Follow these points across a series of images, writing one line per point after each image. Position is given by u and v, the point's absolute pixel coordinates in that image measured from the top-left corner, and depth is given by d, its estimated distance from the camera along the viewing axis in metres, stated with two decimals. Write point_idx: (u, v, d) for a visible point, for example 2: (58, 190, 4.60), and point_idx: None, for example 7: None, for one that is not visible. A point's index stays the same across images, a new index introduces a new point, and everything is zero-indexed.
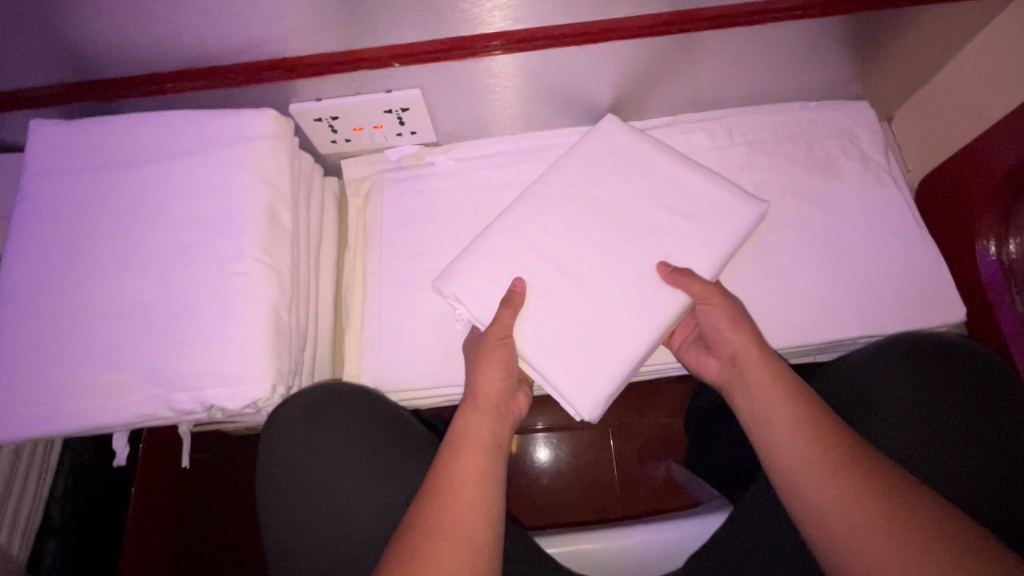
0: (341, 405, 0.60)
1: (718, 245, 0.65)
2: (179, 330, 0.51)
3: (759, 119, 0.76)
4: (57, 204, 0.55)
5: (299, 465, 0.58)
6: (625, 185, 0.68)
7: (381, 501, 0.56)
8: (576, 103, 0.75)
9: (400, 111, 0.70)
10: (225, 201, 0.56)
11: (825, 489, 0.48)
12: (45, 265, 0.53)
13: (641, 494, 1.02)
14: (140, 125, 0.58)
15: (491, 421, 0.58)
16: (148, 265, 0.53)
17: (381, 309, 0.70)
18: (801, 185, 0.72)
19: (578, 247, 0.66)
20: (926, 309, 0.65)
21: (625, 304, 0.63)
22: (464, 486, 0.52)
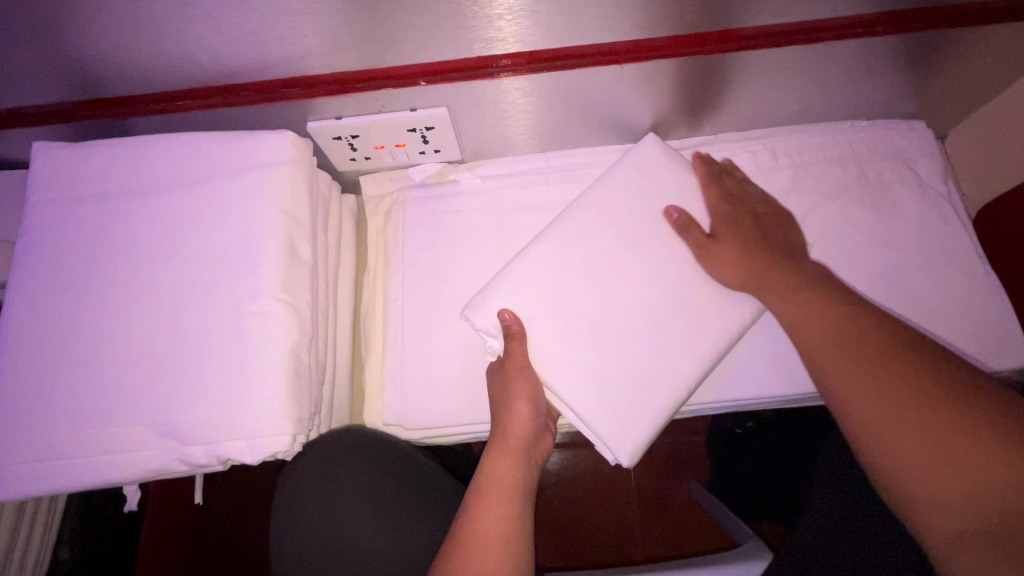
0: (358, 457, 0.56)
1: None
2: (192, 376, 0.48)
3: (806, 139, 0.71)
4: (62, 238, 0.52)
5: (312, 523, 0.54)
6: (663, 213, 0.64)
7: (403, 559, 0.53)
8: (612, 122, 0.71)
9: (424, 130, 0.66)
10: (241, 233, 0.52)
11: (846, 365, 0.50)
12: (50, 306, 0.49)
13: (663, 520, 0.99)
14: (150, 150, 0.54)
15: (517, 466, 0.55)
16: (158, 305, 0.50)
17: (403, 339, 0.67)
18: (852, 213, 0.67)
19: (613, 279, 0.61)
20: (986, 352, 0.61)
21: (665, 341, 0.60)
22: (489, 541, 0.48)
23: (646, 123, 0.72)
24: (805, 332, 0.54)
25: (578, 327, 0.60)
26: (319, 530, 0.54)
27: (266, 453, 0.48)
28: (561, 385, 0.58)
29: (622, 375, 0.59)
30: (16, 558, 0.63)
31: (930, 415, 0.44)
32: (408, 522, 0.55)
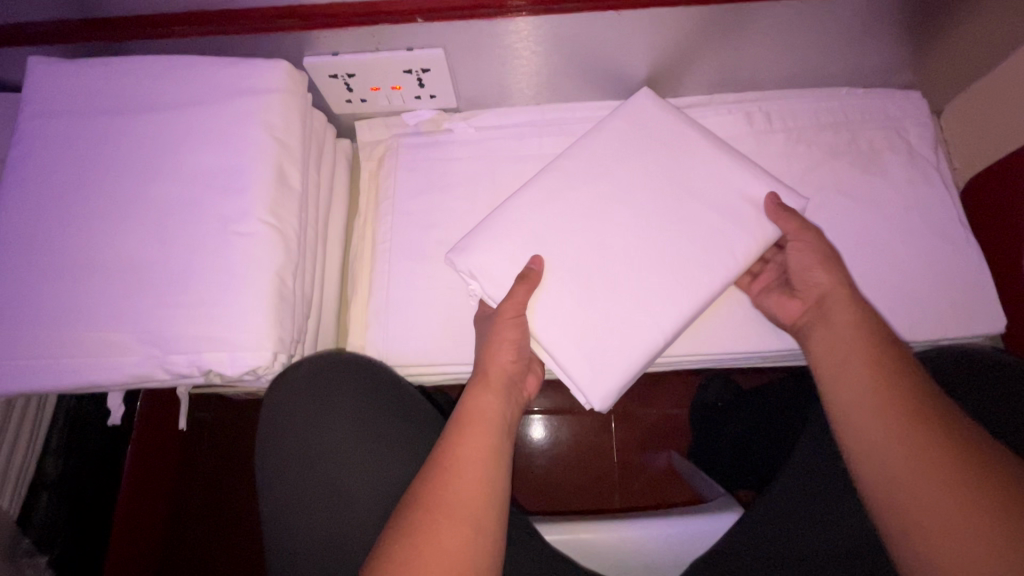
0: (344, 376, 0.57)
1: (744, 237, 0.61)
2: (178, 291, 0.49)
3: (801, 104, 0.71)
4: (55, 149, 0.52)
5: (301, 439, 0.56)
6: (653, 166, 0.64)
7: (383, 478, 0.54)
8: (608, 77, 0.71)
9: (420, 72, 0.66)
10: (231, 155, 0.53)
11: (882, 438, 0.46)
12: (40, 213, 0.50)
13: (640, 484, 1.01)
14: (144, 69, 0.55)
15: (499, 399, 0.56)
16: (148, 219, 0.51)
17: (390, 281, 0.67)
18: (841, 178, 0.68)
19: (597, 229, 0.62)
20: (961, 317, 0.62)
21: (648, 288, 0.60)
22: (469, 467, 0.50)
23: (642, 80, 0.72)
24: (847, 387, 0.50)
25: (562, 273, 0.61)
26: (305, 446, 0.56)
27: (248, 369, 0.49)
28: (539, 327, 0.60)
29: (601, 322, 0.60)
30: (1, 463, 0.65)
31: (958, 504, 0.42)
32: (388, 442, 0.56)
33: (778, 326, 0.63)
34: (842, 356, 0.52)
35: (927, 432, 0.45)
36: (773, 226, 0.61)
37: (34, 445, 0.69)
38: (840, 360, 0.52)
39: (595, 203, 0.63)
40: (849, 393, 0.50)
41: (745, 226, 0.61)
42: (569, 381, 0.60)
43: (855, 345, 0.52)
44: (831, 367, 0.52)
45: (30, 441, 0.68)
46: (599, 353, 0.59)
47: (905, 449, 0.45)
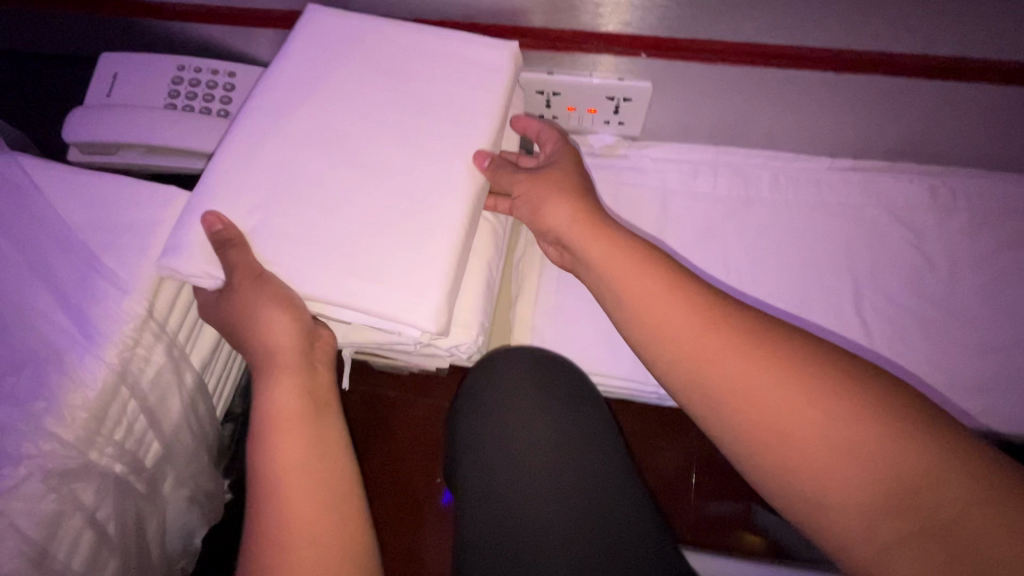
0: (541, 369, 0.64)
1: (459, 143, 0.59)
2: (387, 246, 0.54)
3: (987, 183, 0.71)
4: (320, 97, 0.60)
5: (499, 422, 0.60)
6: (357, 76, 0.61)
7: (573, 470, 0.56)
8: (793, 128, 0.74)
9: (620, 101, 0.71)
10: (450, 138, 0.59)
11: (833, 446, 0.41)
12: (290, 149, 0.57)
13: (713, 527, 1.02)
14: (403, 48, 0.63)
15: (296, 384, 0.55)
16: (377, 179, 0.57)
17: (558, 286, 0.72)
18: (1017, 265, 0.68)
19: (315, 177, 0.57)
20: None
21: (383, 222, 0.55)
22: (298, 471, 0.50)
23: (824, 138, 0.74)
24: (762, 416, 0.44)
25: (325, 231, 0.54)
26: (503, 429, 0.59)
27: (451, 339, 0.59)
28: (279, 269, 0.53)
29: (382, 265, 0.54)
30: (217, 379, 0.67)
31: (847, 488, 0.40)
32: (573, 431, 0.59)
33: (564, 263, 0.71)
34: (733, 364, 0.46)
35: (871, 436, 0.40)
36: (496, 101, 0.62)
37: (231, 379, 0.71)
38: (722, 361, 0.46)
39: (369, 130, 0.59)
40: (782, 413, 0.43)
41: (466, 124, 0.60)
42: (374, 322, 0.53)
43: (773, 382, 0.44)
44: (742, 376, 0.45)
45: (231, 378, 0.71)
46: (334, 290, 0.53)
47: (834, 446, 0.41)
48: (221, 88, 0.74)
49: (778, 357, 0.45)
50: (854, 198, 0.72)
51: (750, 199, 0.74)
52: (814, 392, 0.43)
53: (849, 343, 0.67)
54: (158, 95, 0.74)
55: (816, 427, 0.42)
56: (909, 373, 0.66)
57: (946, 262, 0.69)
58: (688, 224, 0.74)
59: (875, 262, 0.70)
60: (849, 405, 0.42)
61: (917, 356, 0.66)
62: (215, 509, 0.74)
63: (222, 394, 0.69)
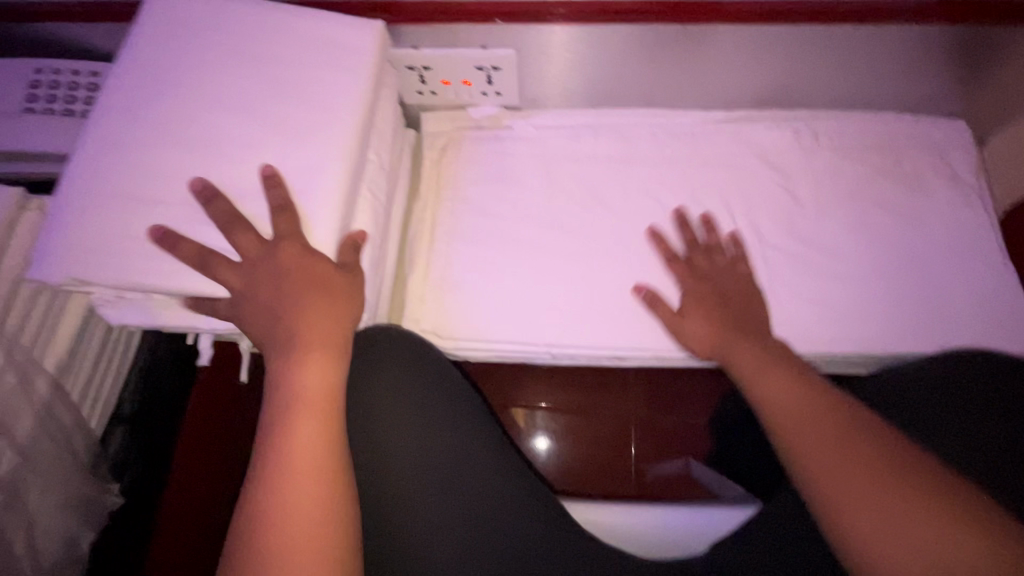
0: (392, 351, 0.59)
1: (335, 116, 0.55)
2: (254, 234, 0.50)
3: (848, 123, 0.74)
4: (167, 84, 0.54)
5: (357, 416, 0.57)
6: (222, 45, 0.56)
7: (439, 453, 0.56)
8: (665, 84, 0.76)
9: (491, 70, 0.71)
10: (323, 111, 0.55)
11: (834, 458, 0.44)
12: (138, 144, 0.52)
13: (654, 486, 1.05)
14: (257, 27, 0.57)
15: (331, 375, 0.46)
16: (249, 161, 0.53)
17: (449, 260, 0.72)
18: (885, 197, 0.71)
19: (180, 160, 0.52)
20: (999, 336, 0.65)
21: (257, 206, 0.51)
22: (310, 488, 0.41)
23: (697, 93, 0.77)
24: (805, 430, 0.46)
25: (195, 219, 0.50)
26: (361, 423, 0.57)
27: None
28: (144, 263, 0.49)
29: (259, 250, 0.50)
30: (90, 385, 0.67)
31: (865, 493, 0.42)
32: (436, 419, 0.58)
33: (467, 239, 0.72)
34: (766, 386, 0.51)
35: (860, 460, 0.43)
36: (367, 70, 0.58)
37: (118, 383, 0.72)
38: (778, 388, 0.50)
39: (237, 105, 0.54)
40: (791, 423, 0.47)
41: (341, 97, 0.56)
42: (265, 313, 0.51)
43: (805, 399, 0.48)
44: (779, 393, 0.49)
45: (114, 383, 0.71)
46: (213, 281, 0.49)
47: (840, 465, 0.43)
48: (83, 88, 0.71)
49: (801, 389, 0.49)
50: (730, 148, 0.74)
51: (632, 157, 0.75)
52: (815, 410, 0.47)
53: None
54: (13, 100, 0.70)
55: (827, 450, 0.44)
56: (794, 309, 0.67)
57: (821, 199, 0.71)
58: (575, 187, 0.74)
59: (756, 207, 0.72)
60: (838, 432, 0.45)
61: (802, 293, 0.68)
62: (99, 523, 0.71)
63: (100, 403, 0.69)
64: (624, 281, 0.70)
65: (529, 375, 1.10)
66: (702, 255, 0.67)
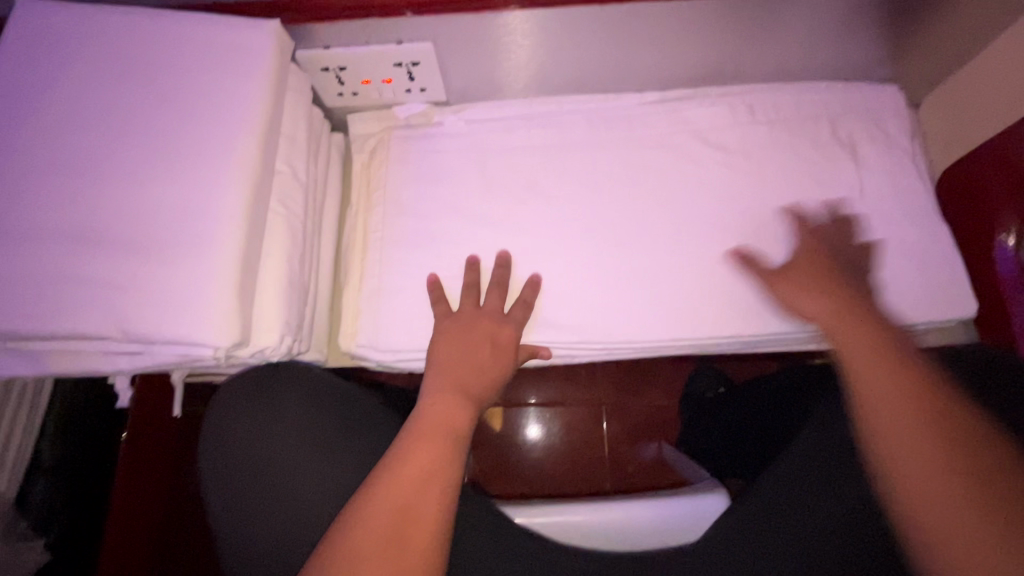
0: (286, 375, 0.59)
1: (228, 132, 0.51)
2: (144, 267, 0.47)
3: (783, 95, 0.73)
4: (51, 112, 0.51)
5: (242, 440, 0.56)
6: (97, 67, 0.52)
7: (321, 481, 0.54)
8: (595, 67, 0.73)
9: (410, 65, 0.68)
10: (216, 127, 0.51)
11: (914, 442, 0.42)
12: (25, 178, 0.49)
13: (629, 471, 1.04)
14: (141, 41, 0.53)
15: (461, 407, 0.53)
16: (136, 189, 0.49)
17: (383, 267, 0.68)
18: (822, 167, 0.69)
19: (59, 193, 0.48)
20: (937, 303, 0.65)
21: (148, 235, 0.48)
22: (414, 486, 0.46)
23: (630, 74, 0.75)
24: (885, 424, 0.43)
25: (80, 257, 0.47)
26: (247, 446, 0.56)
27: (252, 345, 0.52)
28: (25, 309, 0.45)
29: (153, 284, 0.47)
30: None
31: (930, 491, 0.40)
32: (345, 437, 0.56)
33: (533, 246, 0.69)
34: (851, 366, 0.47)
35: (944, 444, 0.41)
36: (261, 78, 0.53)
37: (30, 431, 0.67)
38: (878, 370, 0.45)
39: (118, 131, 0.51)
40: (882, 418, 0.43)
41: (234, 111, 0.52)
42: (165, 347, 0.47)
43: (882, 379, 0.45)
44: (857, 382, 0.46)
45: (25, 430, 0.67)
46: (101, 319, 0.46)
47: (917, 444, 0.42)
48: None
49: (884, 365, 0.46)
50: (666, 130, 0.73)
51: (566, 146, 0.73)
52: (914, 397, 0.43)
53: (678, 272, 0.67)
54: None
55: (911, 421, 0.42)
56: (739, 290, 0.66)
57: (759, 177, 0.70)
58: (509, 181, 0.71)
59: (695, 189, 0.70)
60: (948, 454, 0.41)
61: (746, 273, 0.66)
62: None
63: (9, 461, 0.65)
64: (566, 276, 0.67)
65: None
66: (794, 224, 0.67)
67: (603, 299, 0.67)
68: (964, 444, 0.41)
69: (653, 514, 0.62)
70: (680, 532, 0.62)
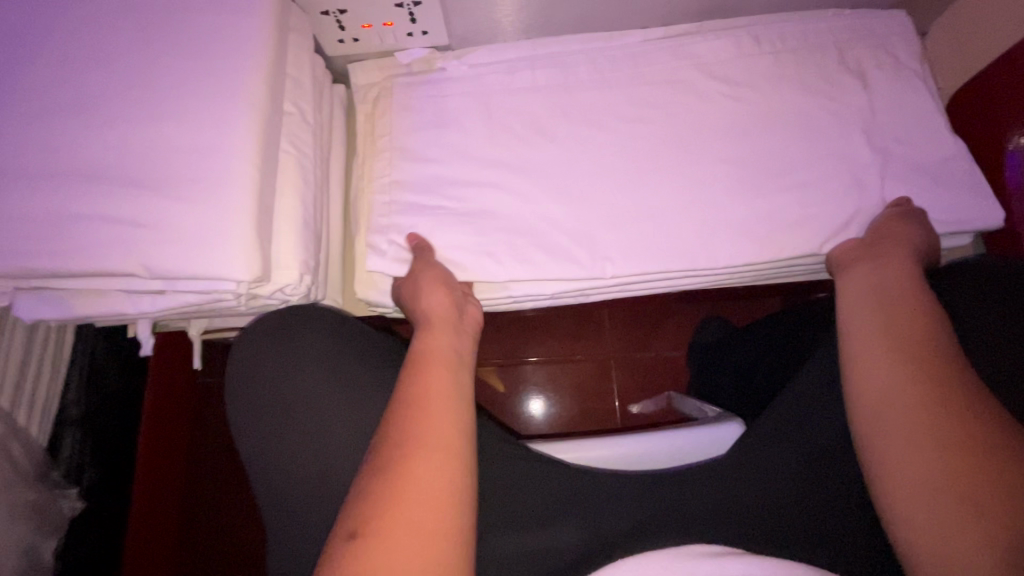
0: (305, 318, 0.59)
1: (235, 69, 0.51)
2: (161, 204, 0.47)
3: (788, 26, 0.72)
4: (56, 53, 0.50)
5: (269, 383, 0.57)
6: (98, 8, 0.51)
7: (350, 417, 0.55)
8: (598, 4, 0.72)
9: (411, 5, 0.66)
10: (222, 63, 0.51)
11: (888, 411, 0.45)
12: (34, 119, 0.48)
13: (639, 419, 1.06)
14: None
15: (448, 339, 0.55)
16: (145, 127, 0.49)
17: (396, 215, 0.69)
18: (831, 95, 0.69)
19: (69, 134, 0.48)
20: (948, 227, 0.65)
21: (161, 172, 0.48)
22: (440, 410, 0.47)
23: (633, 10, 0.73)
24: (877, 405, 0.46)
25: (97, 195, 0.47)
26: (275, 386, 0.57)
27: (272, 284, 0.53)
28: (45, 247, 0.45)
29: (170, 219, 0.47)
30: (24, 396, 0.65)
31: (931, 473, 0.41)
32: (362, 374, 0.57)
33: (544, 187, 0.68)
34: (863, 348, 0.49)
35: (928, 417, 0.43)
36: (264, 13, 0.52)
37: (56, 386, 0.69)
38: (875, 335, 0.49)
39: (123, 71, 0.50)
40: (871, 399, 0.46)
41: (241, 47, 0.51)
42: (187, 283, 0.47)
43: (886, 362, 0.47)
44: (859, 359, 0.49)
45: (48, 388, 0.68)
46: (120, 255, 0.46)
47: (898, 417, 0.44)
48: None
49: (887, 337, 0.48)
50: (671, 65, 0.72)
51: (571, 87, 0.72)
52: (915, 372, 0.45)
53: (689, 206, 0.67)
54: None
55: (886, 389, 0.46)
56: (750, 221, 0.66)
57: (766, 109, 0.69)
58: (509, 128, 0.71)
59: (703, 124, 0.69)
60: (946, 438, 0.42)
61: (758, 204, 0.66)
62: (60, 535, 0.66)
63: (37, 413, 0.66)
64: (579, 215, 0.67)
65: (506, 329, 1.09)
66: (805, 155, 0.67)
67: (615, 236, 0.67)
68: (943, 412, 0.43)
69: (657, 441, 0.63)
70: (684, 458, 0.63)
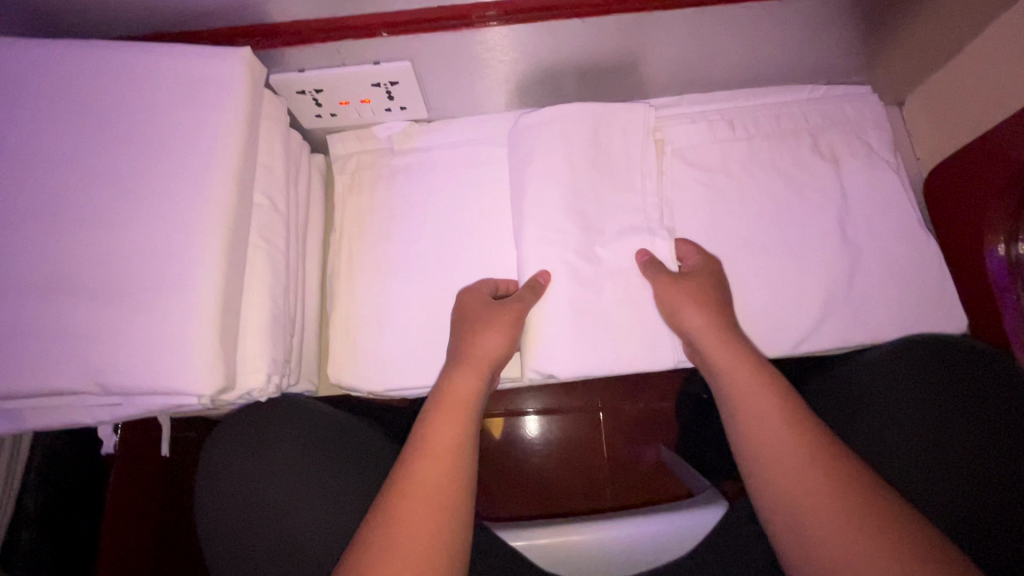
0: (278, 411, 0.58)
1: (202, 169, 0.49)
2: (121, 318, 0.45)
3: (766, 103, 0.72)
4: (14, 153, 0.49)
5: (238, 477, 0.54)
6: (60, 107, 0.50)
7: (323, 515, 0.53)
8: (577, 81, 0.71)
9: (389, 86, 0.65)
10: (187, 166, 0.49)
11: (793, 489, 0.47)
12: None
13: (629, 480, 1.00)
14: (104, 75, 0.50)
15: (476, 382, 0.56)
16: (106, 234, 0.47)
17: (374, 297, 0.68)
18: (809, 173, 0.69)
19: (23, 243, 0.46)
20: (928, 311, 0.64)
21: (121, 283, 0.46)
22: (444, 460, 0.48)
23: (612, 86, 0.73)
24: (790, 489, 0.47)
25: (54, 309, 0.45)
26: (244, 480, 0.54)
27: (239, 387, 0.51)
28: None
29: (129, 334, 0.45)
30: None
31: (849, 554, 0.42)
32: (341, 467, 0.56)
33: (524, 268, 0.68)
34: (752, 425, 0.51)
35: (837, 486, 0.45)
36: (234, 114, 0.51)
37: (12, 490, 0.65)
38: (756, 416, 0.51)
39: (89, 174, 0.49)
40: (761, 440, 0.50)
41: (211, 147, 0.50)
42: (148, 398, 0.46)
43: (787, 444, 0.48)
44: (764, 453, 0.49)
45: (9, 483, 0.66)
46: (78, 374, 0.44)
47: (814, 503, 0.45)
48: None
49: (793, 424, 0.49)
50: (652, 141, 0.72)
51: None
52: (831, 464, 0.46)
53: None
54: None
55: (789, 470, 0.47)
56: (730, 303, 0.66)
57: (746, 188, 0.69)
58: (487, 204, 0.71)
59: (683, 202, 0.69)
60: (857, 504, 0.44)
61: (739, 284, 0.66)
62: None
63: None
64: None
65: None
66: (784, 236, 0.67)
67: None
68: (848, 493, 0.45)
69: (633, 528, 0.61)
70: (663, 546, 0.61)
